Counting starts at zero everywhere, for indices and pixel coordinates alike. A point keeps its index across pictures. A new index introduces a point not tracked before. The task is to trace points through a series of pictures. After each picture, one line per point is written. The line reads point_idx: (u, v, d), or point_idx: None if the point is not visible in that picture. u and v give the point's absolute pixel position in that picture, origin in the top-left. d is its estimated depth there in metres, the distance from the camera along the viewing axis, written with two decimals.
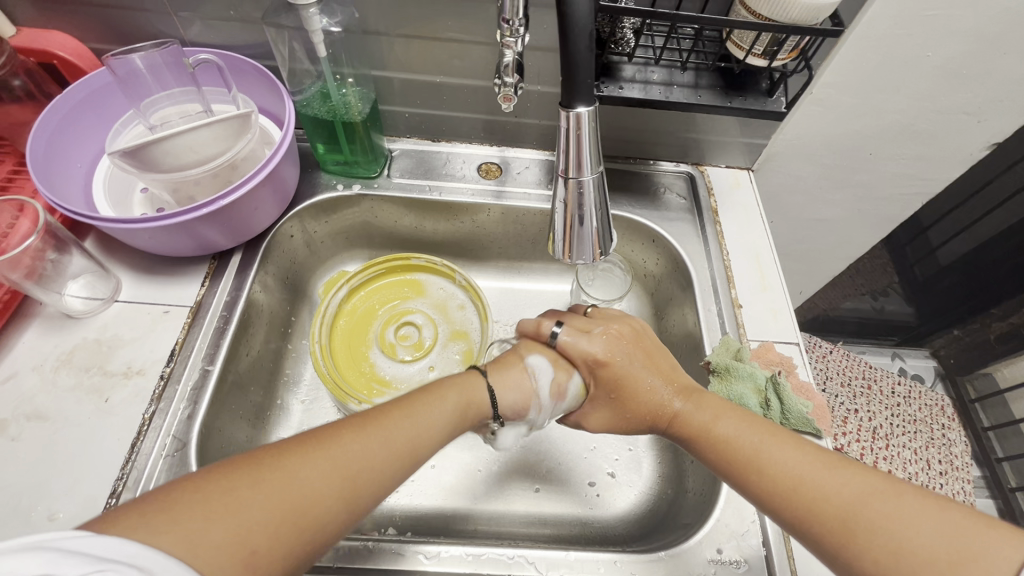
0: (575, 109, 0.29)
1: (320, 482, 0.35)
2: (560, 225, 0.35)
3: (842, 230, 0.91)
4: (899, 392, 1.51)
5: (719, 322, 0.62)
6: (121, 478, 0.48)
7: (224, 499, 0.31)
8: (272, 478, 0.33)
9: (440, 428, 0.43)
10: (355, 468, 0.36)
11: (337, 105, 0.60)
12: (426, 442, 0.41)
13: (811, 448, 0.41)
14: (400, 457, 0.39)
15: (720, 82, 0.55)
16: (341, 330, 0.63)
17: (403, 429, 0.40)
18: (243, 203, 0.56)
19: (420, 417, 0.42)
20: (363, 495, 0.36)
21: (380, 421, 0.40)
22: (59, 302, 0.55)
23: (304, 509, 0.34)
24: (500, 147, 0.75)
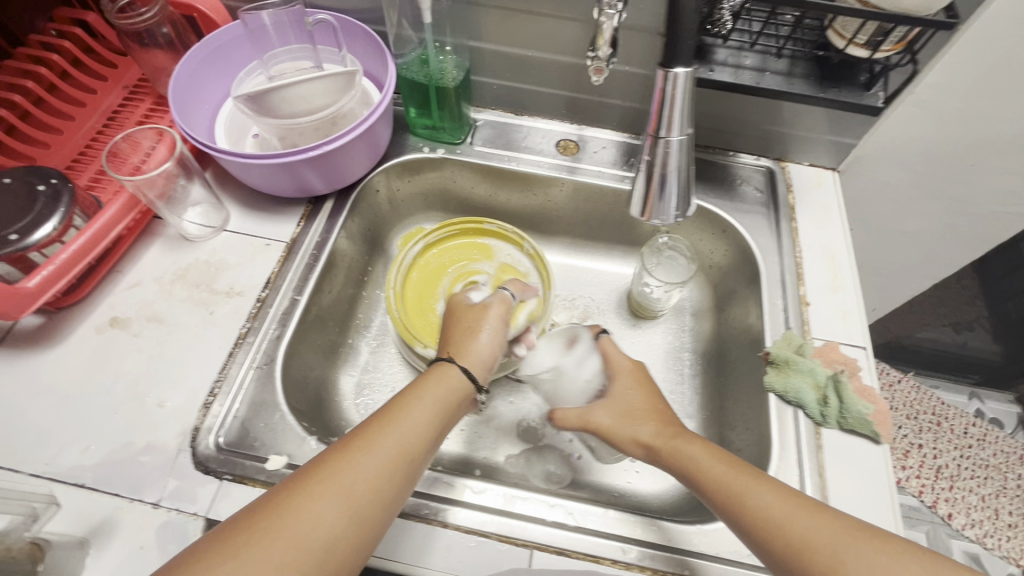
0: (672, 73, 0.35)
1: (324, 518, 0.37)
2: (645, 181, 0.42)
3: (930, 245, 0.86)
4: (972, 433, 1.41)
5: (784, 318, 0.61)
6: (218, 381, 0.54)
7: (230, 565, 0.33)
8: (275, 523, 0.36)
9: (432, 428, 0.46)
10: (360, 488, 0.39)
11: (433, 71, 0.65)
12: (416, 445, 0.44)
13: (792, 494, 0.42)
14: (397, 472, 0.42)
15: (815, 72, 0.54)
16: (414, 281, 0.68)
17: (391, 444, 0.42)
18: (341, 152, 0.61)
19: (400, 428, 0.44)
20: (374, 508, 0.40)
21: (364, 441, 0.42)
22: (180, 226, 0.63)
23: (323, 542, 0.37)
24: (579, 125, 0.77)
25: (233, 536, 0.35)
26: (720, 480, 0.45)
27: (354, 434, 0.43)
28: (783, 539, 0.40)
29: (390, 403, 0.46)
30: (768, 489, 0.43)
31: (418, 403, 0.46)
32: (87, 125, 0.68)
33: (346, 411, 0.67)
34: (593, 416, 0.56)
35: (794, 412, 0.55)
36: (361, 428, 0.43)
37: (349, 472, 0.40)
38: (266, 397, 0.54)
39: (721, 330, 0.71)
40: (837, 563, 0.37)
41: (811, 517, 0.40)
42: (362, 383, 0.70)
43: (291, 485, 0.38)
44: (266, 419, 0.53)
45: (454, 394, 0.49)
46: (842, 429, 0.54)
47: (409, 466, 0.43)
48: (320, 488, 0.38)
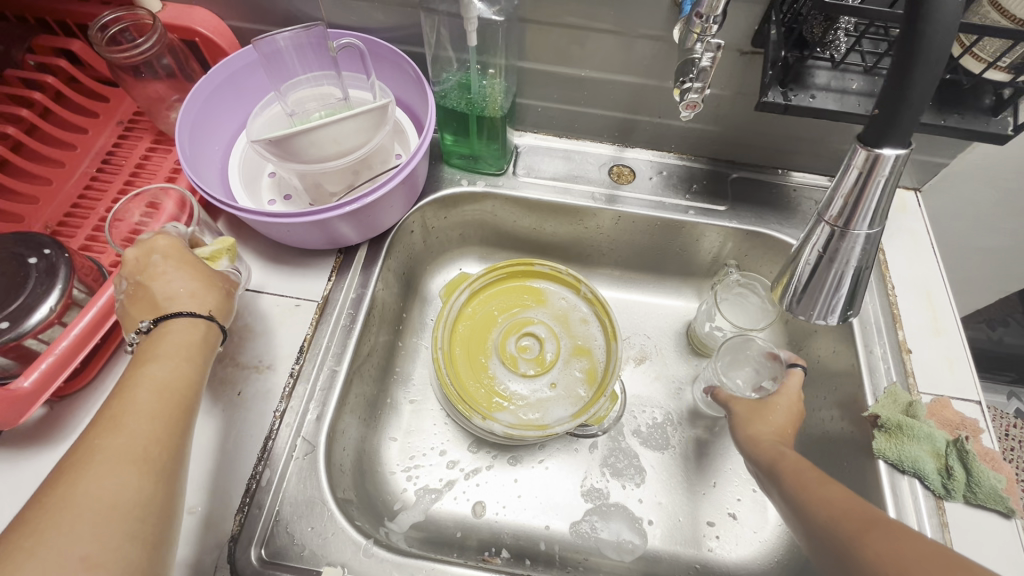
0: (881, 151, 0.26)
1: (109, 484, 0.34)
2: (805, 278, 0.31)
3: (1006, 262, 0.80)
4: (1014, 435, 1.37)
5: (884, 368, 0.55)
6: (254, 477, 0.47)
7: (34, 540, 0.31)
8: (59, 504, 0.33)
9: (189, 368, 0.42)
10: (136, 448, 0.36)
11: (476, 98, 0.56)
12: (173, 390, 0.41)
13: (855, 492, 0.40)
14: (167, 420, 0.39)
15: (935, 96, 0.47)
16: (460, 336, 0.60)
17: (148, 396, 0.39)
18: (380, 200, 0.53)
19: (145, 382, 0.40)
20: (164, 460, 0.37)
21: (122, 402, 0.38)
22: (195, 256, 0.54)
23: (122, 509, 0.34)
24: (618, 146, 0.69)
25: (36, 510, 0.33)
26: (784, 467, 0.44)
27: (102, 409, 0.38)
28: (828, 510, 0.38)
29: (142, 346, 0.43)
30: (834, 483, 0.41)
31: (154, 356, 0.42)
32: (79, 171, 0.60)
33: (391, 483, 0.60)
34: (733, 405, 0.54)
35: (912, 483, 0.49)
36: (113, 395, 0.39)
37: (116, 436, 0.36)
38: (311, 493, 0.47)
39: None
40: (861, 540, 0.35)
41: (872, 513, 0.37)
42: (405, 448, 0.63)
43: (72, 458, 0.35)
44: (312, 520, 0.46)
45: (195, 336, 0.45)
46: (969, 503, 0.48)
47: (178, 413, 0.40)
48: (106, 455, 0.35)
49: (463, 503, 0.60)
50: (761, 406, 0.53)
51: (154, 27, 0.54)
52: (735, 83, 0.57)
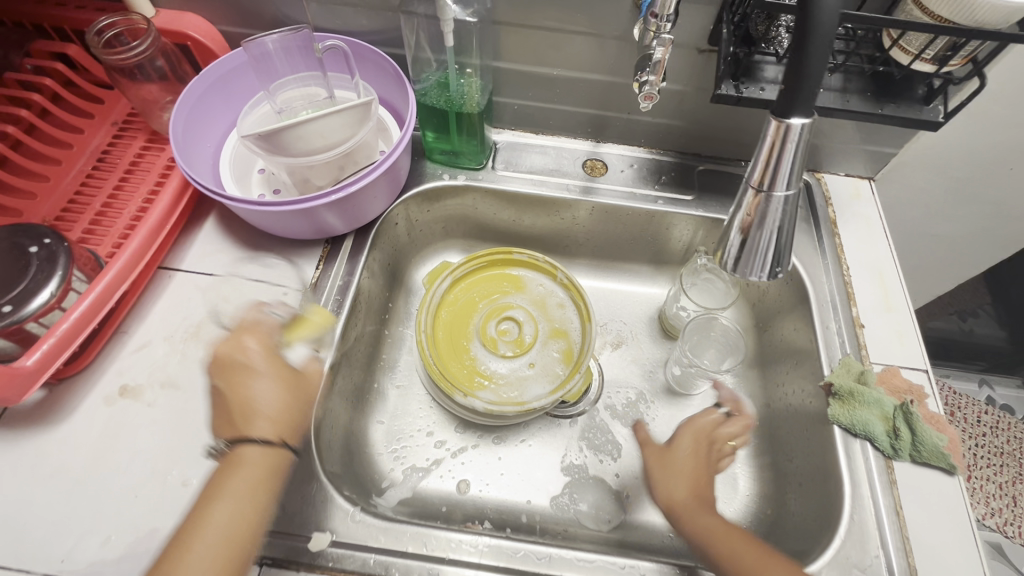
0: (789, 119, 0.29)
1: None
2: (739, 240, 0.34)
3: (960, 247, 0.85)
4: (985, 421, 1.41)
5: (839, 342, 0.58)
6: None
7: None
8: None
9: (258, 498, 0.46)
10: (217, 558, 0.43)
11: (454, 95, 0.60)
12: (235, 541, 0.44)
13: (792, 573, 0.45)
14: (226, 561, 0.43)
15: (872, 87, 0.51)
16: (443, 321, 0.63)
17: (218, 524, 0.44)
18: (364, 191, 0.56)
19: (208, 525, 0.44)
20: (239, 554, 0.44)
21: (190, 535, 0.44)
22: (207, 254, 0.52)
23: None
24: (593, 142, 0.73)
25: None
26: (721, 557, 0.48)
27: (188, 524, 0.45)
28: None
29: (211, 480, 0.47)
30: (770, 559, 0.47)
31: (220, 487, 0.46)
32: (75, 169, 0.62)
33: (378, 462, 0.63)
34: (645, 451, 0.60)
35: (863, 445, 0.52)
36: (194, 519, 0.45)
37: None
38: (301, 465, 0.50)
39: (765, 352, 0.69)
40: None
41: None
42: (392, 430, 0.65)
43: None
44: (303, 490, 0.49)
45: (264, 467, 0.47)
46: (915, 462, 0.51)
47: (244, 547, 0.44)
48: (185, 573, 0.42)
49: (447, 481, 0.63)
50: (701, 441, 0.59)
51: (148, 31, 0.57)
52: (695, 79, 0.61)
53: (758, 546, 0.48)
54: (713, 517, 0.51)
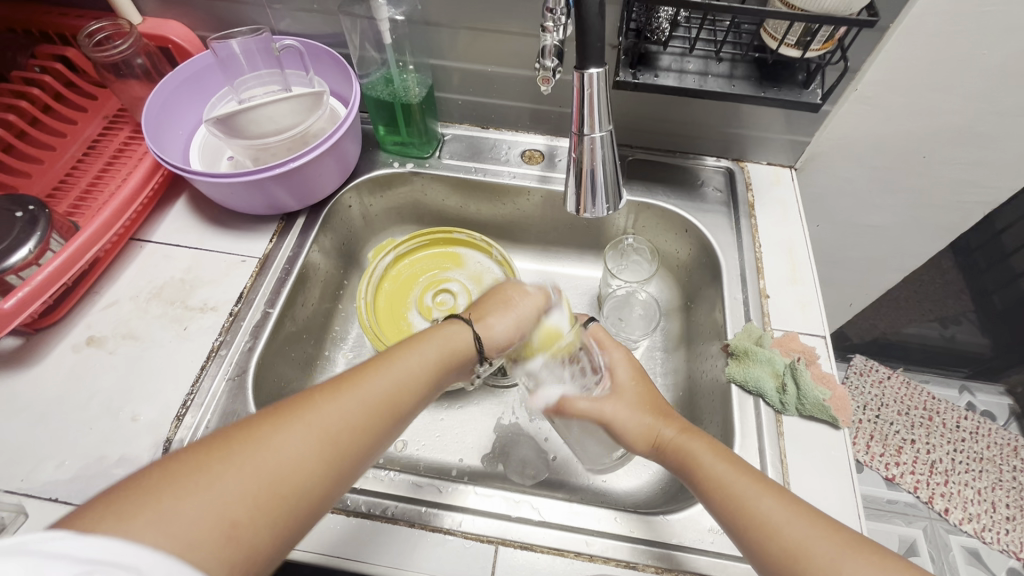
0: (587, 71, 0.34)
1: (342, 415, 0.41)
2: (574, 180, 0.40)
3: (896, 238, 0.88)
4: (965, 427, 1.41)
5: (744, 310, 0.63)
6: (190, 394, 0.56)
7: (271, 429, 0.38)
8: (304, 408, 0.40)
9: (444, 364, 0.49)
10: (377, 401, 0.43)
11: (397, 89, 0.68)
12: (416, 381, 0.46)
13: (738, 462, 0.47)
14: (393, 392, 0.44)
15: (755, 73, 0.57)
16: (386, 292, 0.70)
17: (401, 370, 0.46)
18: (308, 168, 0.65)
19: (391, 376, 0.45)
20: (393, 406, 0.44)
21: (374, 363, 0.45)
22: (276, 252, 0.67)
23: (330, 442, 0.39)
24: (548, 137, 0.79)
25: (212, 449, 0.36)
26: (723, 485, 0.46)
27: (349, 372, 0.44)
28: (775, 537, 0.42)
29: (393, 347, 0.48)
30: (724, 463, 0.47)
31: (410, 354, 0.47)
32: (67, 155, 0.71)
33: None
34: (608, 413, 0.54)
35: (755, 401, 0.57)
36: (357, 368, 0.44)
37: (337, 398, 0.41)
38: (237, 407, 0.56)
39: (689, 326, 0.73)
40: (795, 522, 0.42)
41: (780, 507, 0.43)
42: None
43: (299, 400, 0.41)
44: None
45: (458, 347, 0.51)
46: (802, 416, 0.55)
47: (399, 404, 0.44)
48: (356, 390, 0.42)
49: None
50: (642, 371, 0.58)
51: (131, 34, 0.66)
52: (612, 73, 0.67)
53: (716, 447, 0.49)
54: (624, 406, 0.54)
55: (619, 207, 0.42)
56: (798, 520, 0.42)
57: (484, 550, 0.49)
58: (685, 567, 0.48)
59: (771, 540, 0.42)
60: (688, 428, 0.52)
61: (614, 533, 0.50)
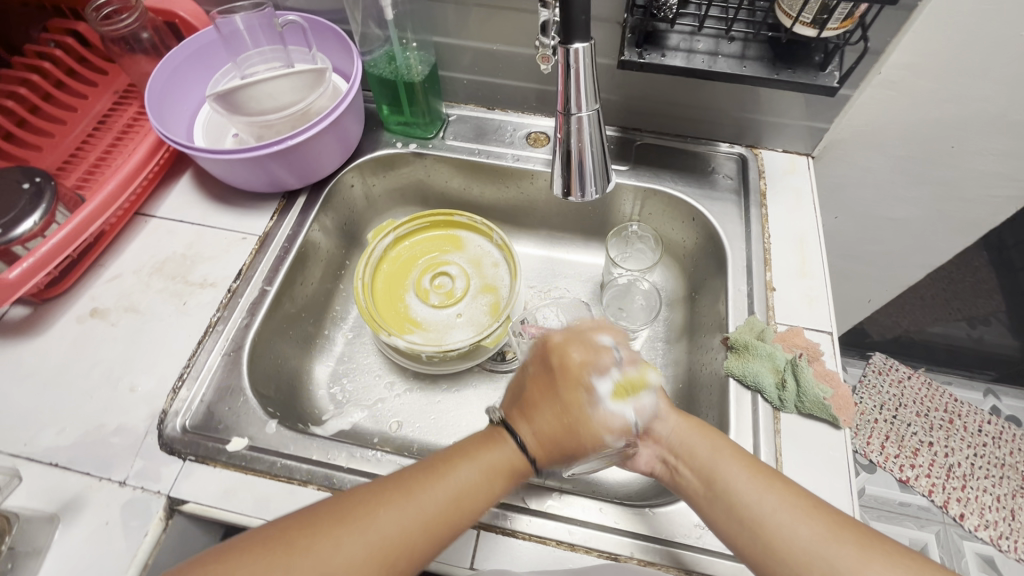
0: (573, 46, 0.32)
1: (398, 525, 0.39)
2: (561, 164, 0.39)
3: (919, 232, 0.84)
4: (987, 431, 1.36)
5: (748, 303, 0.61)
6: (187, 367, 0.57)
7: (319, 539, 0.38)
8: (361, 515, 0.39)
9: (514, 474, 0.45)
10: (440, 512, 0.41)
11: (399, 67, 0.67)
12: (488, 488, 0.43)
13: (744, 462, 0.46)
14: (460, 505, 0.42)
15: (769, 53, 0.55)
16: (384, 273, 0.69)
17: (467, 480, 0.43)
18: (308, 146, 0.64)
19: (451, 487, 0.42)
20: (458, 516, 0.42)
21: (442, 468, 0.43)
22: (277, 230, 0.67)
23: (384, 556, 0.39)
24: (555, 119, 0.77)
25: (268, 555, 0.37)
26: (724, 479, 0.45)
27: (415, 475, 0.42)
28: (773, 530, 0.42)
29: (462, 446, 0.45)
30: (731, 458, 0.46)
31: (475, 458, 0.44)
32: (77, 129, 0.72)
33: (319, 398, 0.69)
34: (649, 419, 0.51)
35: (753, 396, 0.55)
36: (422, 474, 0.42)
37: (394, 508, 0.40)
38: (231, 382, 0.56)
39: (693, 318, 0.71)
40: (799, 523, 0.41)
41: (783, 504, 0.42)
42: (336, 371, 0.72)
43: (357, 499, 0.40)
44: (231, 402, 0.55)
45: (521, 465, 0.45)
46: (801, 414, 0.53)
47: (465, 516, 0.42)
48: (417, 498, 0.41)
49: (380, 420, 0.68)
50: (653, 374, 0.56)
51: (137, 8, 0.66)
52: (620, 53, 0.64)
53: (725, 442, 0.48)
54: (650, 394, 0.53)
55: (608, 187, 0.41)
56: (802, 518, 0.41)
57: (465, 533, 0.49)
58: (668, 561, 0.47)
59: (769, 540, 0.41)
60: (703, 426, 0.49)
61: (597, 523, 0.49)
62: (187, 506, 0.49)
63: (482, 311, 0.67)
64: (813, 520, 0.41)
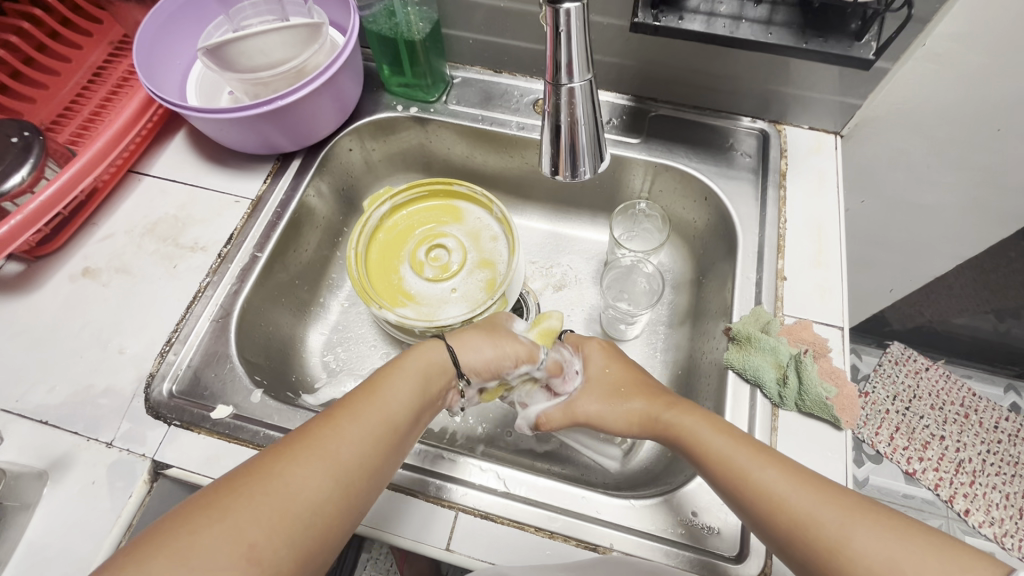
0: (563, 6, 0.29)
1: (344, 445, 0.40)
2: (550, 141, 0.35)
3: (952, 221, 0.78)
4: (1003, 428, 1.31)
5: (755, 292, 0.57)
6: (175, 332, 0.56)
7: (258, 487, 0.37)
8: (301, 451, 0.39)
9: (432, 379, 0.50)
10: (380, 425, 0.43)
11: (399, 23, 0.63)
12: (417, 394, 0.47)
13: (743, 437, 0.44)
14: (394, 416, 0.44)
15: (799, 19, 0.49)
16: (379, 243, 0.67)
17: (396, 394, 0.46)
18: (300, 107, 0.61)
19: (381, 400, 0.44)
20: (398, 425, 0.44)
21: (370, 390, 0.45)
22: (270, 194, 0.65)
23: (338, 472, 0.39)
24: None
25: (200, 512, 0.35)
26: (717, 455, 0.44)
27: (341, 404, 0.44)
28: (776, 508, 0.40)
29: (372, 376, 0.47)
30: (720, 433, 0.45)
31: (402, 373, 0.47)
32: (72, 81, 0.70)
33: (311, 366, 0.68)
34: (581, 408, 0.54)
35: (752, 391, 0.52)
36: (347, 400, 0.44)
37: (335, 435, 0.41)
38: (219, 349, 0.56)
39: (698, 304, 0.68)
40: (799, 492, 0.40)
41: (776, 473, 0.41)
42: (329, 340, 0.71)
43: (288, 444, 0.40)
44: (217, 369, 0.55)
45: (440, 367, 0.51)
46: (800, 412, 0.51)
47: (401, 424, 0.45)
48: (353, 420, 0.42)
49: None
50: (626, 364, 0.56)
51: None
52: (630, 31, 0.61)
53: (714, 419, 0.47)
54: (593, 403, 0.53)
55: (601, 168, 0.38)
56: (797, 486, 0.40)
57: (443, 515, 0.48)
58: (646, 554, 0.46)
59: (770, 509, 0.40)
60: (680, 402, 0.50)
61: (577, 511, 0.48)
62: (169, 472, 0.49)
63: (479, 286, 0.65)
64: (812, 490, 0.39)
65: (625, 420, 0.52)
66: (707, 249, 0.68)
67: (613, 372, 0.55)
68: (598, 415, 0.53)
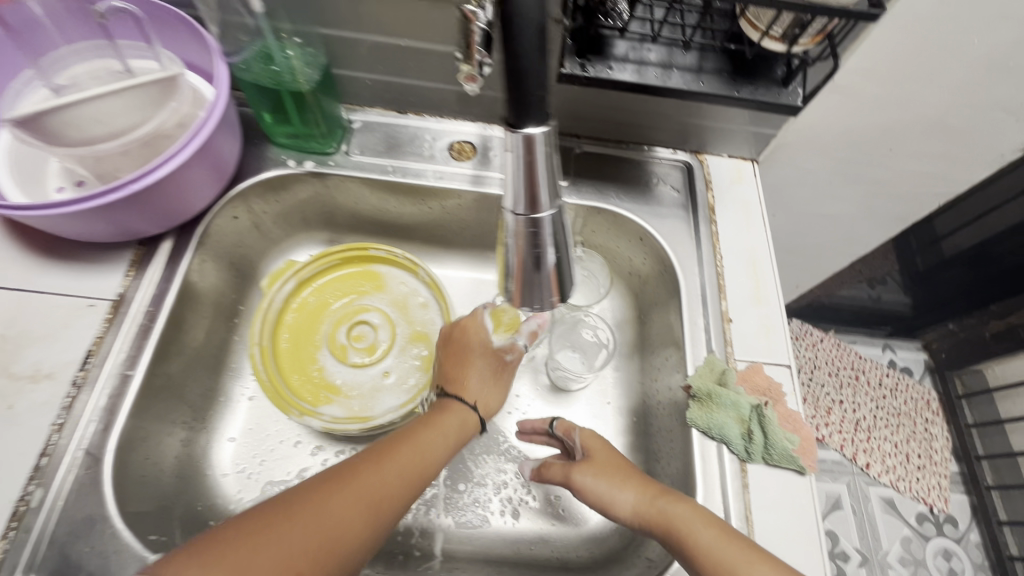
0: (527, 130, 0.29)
1: (380, 482, 0.40)
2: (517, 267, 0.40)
3: (849, 226, 0.84)
4: (886, 383, 1.46)
5: (705, 338, 0.56)
6: (24, 499, 0.43)
7: (306, 506, 0.36)
8: (345, 482, 0.39)
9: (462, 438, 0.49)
10: (412, 467, 0.43)
11: (280, 71, 0.52)
12: (449, 448, 0.47)
13: (731, 530, 0.42)
14: (425, 465, 0.44)
15: (727, 66, 0.50)
16: (289, 329, 0.57)
17: (430, 440, 0.46)
18: (166, 185, 0.49)
19: (418, 445, 0.44)
20: (426, 472, 0.44)
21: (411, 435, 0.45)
22: (137, 292, 0.52)
23: (372, 510, 0.39)
24: (480, 123, 0.66)
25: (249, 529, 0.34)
26: (709, 556, 0.41)
27: (382, 443, 0.44)
28: None
29: (413, 424, 0.47)
30: (709, 529, 0.42)
31: (438, 426, 0.47)
32: None
33: (220, 487, 0.56)
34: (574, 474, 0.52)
35: (719, 447, 0.51)
36: (387, 441, 0.44)
37: (376, 473, 0.41)
38: (93, 510, 0.44)
39: (644, 345, 0.66)
40: None
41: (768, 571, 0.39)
42: (241, 449, 0.58)
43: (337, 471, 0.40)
44: (92, 539, 0.43)
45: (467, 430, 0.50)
46: (768, 465, 0.50)
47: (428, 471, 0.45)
48: (390, 461, 0.42)
49: None
50: (605, 447, 0.53)
51: None
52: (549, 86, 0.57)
53: (701, 509, 0.44)
54: (589, 473, 0.51)
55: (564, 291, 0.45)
56: None
57: None
58: None
59: None
60: (664, 487, 0.47)
61: None
62: None
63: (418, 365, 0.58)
64: None
65: (634, 509, 0.47)
66: (647, 291, 0.66)
67: (610, 455, 0.52)
68: (602, 493, 0.49)
